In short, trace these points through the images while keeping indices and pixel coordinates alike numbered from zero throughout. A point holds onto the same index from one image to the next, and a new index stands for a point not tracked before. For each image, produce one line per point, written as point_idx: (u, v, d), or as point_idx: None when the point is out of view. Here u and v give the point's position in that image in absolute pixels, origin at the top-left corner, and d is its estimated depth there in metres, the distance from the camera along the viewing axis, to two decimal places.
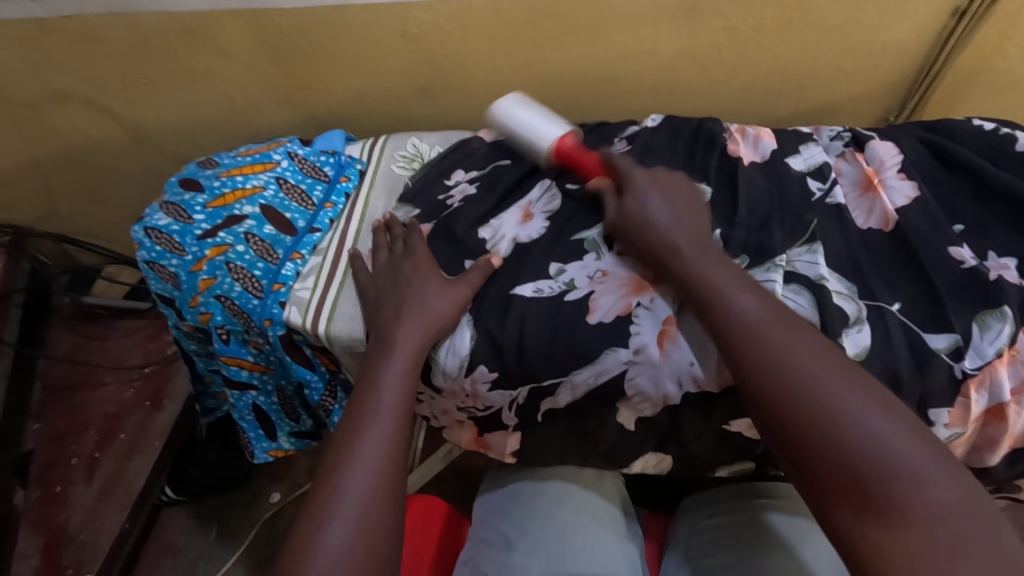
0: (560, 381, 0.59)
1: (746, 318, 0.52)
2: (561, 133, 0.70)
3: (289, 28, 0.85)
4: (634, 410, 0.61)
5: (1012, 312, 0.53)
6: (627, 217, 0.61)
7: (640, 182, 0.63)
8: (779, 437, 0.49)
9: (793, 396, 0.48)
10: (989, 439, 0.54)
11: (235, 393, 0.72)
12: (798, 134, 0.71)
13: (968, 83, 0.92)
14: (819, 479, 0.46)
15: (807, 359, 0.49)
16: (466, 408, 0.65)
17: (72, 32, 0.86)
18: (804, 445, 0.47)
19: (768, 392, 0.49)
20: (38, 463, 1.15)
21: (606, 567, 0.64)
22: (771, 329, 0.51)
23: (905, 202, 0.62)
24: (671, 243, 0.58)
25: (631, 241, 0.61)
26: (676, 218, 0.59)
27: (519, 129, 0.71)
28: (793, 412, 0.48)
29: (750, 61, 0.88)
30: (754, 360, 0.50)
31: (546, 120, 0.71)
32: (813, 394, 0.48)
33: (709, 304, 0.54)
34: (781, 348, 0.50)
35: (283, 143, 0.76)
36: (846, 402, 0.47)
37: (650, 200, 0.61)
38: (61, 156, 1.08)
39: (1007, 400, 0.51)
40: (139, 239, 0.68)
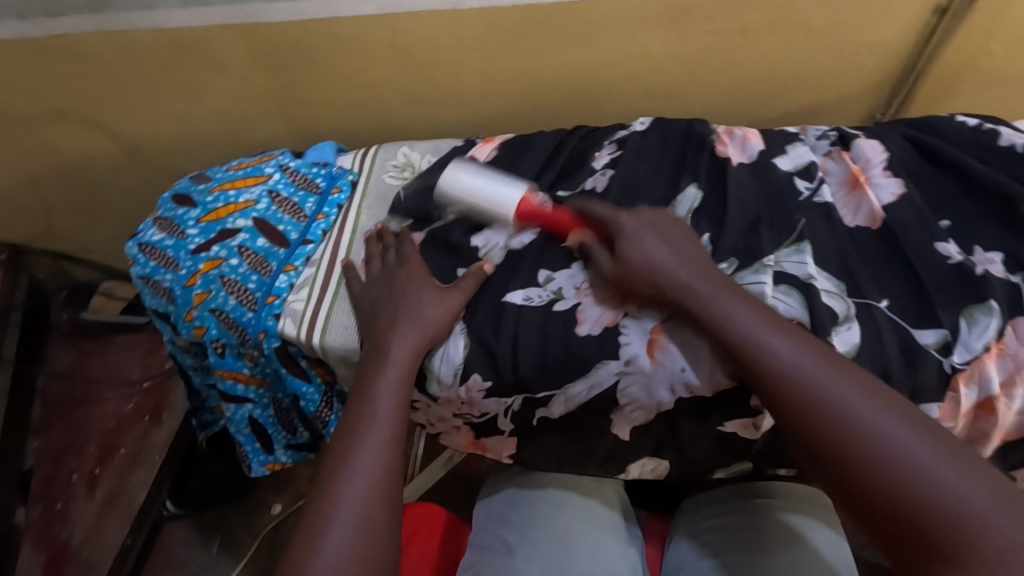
0: (554, 394, 0.60)
1: (782, 361, 0.50)
2: (520, 194, 0.66)
3: (281, 42, 0.86)
4: (629, 419, 0.61)
5: (999, 306, 0.54)
6: (625, 271, 0.58)
7: (632, 229, 0.60)
8: (834, 483, 0.48)
9: (841, 442, 0.47)
10: (981, 433, 0.54)
11: (231, 407, 0.72)
12: (785, 134, 0.72)
13: (953, 79, 0.93)
14: (884, 526, 0.45)
15: (850, 401, 0.48)
16: (462, 415, 0.65)
17: (65, 51, 0.87)
18: (861, 491, 0.46)
19: (817, 440, 0.48)
20: (38, 479, 1.14)
21: (608, 570, 0.65)
22: (809, 370, 0.50)
23: (891, 198, 0.63)
24: (680, 287, 0.56)
25: (637, 290, 0.58)
26: (682, 261, 0.57)
27: (476, 201, 0.67)
28: (844, 460, 0.47)
29: (737, 62, 0.89)
30: (797, 408, 0.49)
31: (500, 185, 0.67)
32: (862, 440, 0.46)
33: (741, 348, 0.52)
34: (822, 392, 0.49)
35: (275, 156, 0.77)
36: (899, 445, 0.46)
37: (648, 245, 0.58)
38: (57, 173, 1.08)
39: (996, 393, 0.52)
40: (133, 255, 0.69)
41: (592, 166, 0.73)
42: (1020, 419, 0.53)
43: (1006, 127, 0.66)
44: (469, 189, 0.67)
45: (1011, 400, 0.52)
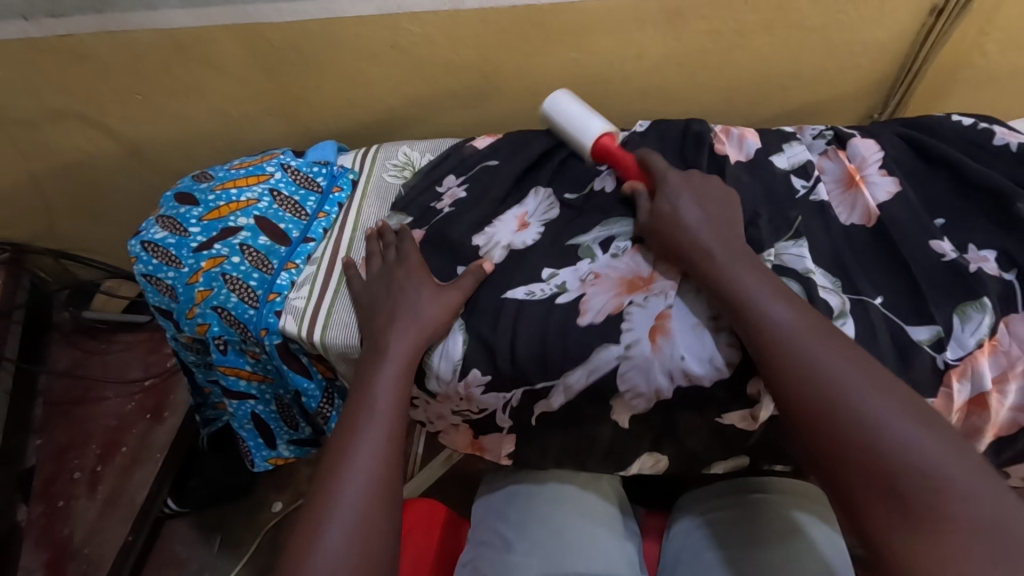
0: (554, 382, 0.60)
1: (780, 327, 0.52)
2: (606, 129, 0.71)
3: (281, 42, 0.86)
4: (629, 406, 0.61)
5: (992, 303, 0.54)
6: (657, 220, 0.62)
7: (674, 185, 0.63)
8: (808, 444, 0.49)
9: (822, 402, 0.48)
10: (973, 428, 0.55)
11: (233, 403, 0.73)
12: (782, 133, 0.72)
13: (948, 79, 0.93)
14: (849, 487, 0.46)
15: (835, 363, 0.49)
16: (461, 412, 0.65)
17: (67, 52, 0.88)
18: (832, 450, 0.47)
19: (798, 397, 0.49)
20: (40, 478, 1.17)
21: (605, 566, 0.65)
22: (805, 337, 0.51)
23: (886, 196, 0.63)
24: (700, 248, 0.58)
25: (661, 243, 0.61)
26: (707, 225, 0.60)
27: (567, 129, 0.72)
28: (822, 419, 0.48)
29: (734, 62, 0.89)
30: (789, 368, 0.50)
31: (594, 118, 0.72)
32: (843, 401, 0.48)
33: (741, 309, 0.54)
34: (811, 353, 0.50)
35: (276, 155, 0.78)
36: (877, 410, 0.47)
37: (683, 203, 0.62)
38: (58, 173, 1.09)
39: (988, 388, 0.52)
40: (136, 253, 0.69)
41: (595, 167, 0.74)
42: (1011, 414, 0.54)
43: (999, 127, 0.66)
44: (562, 115, 0.73)
45: (1003, 395, 0.53)
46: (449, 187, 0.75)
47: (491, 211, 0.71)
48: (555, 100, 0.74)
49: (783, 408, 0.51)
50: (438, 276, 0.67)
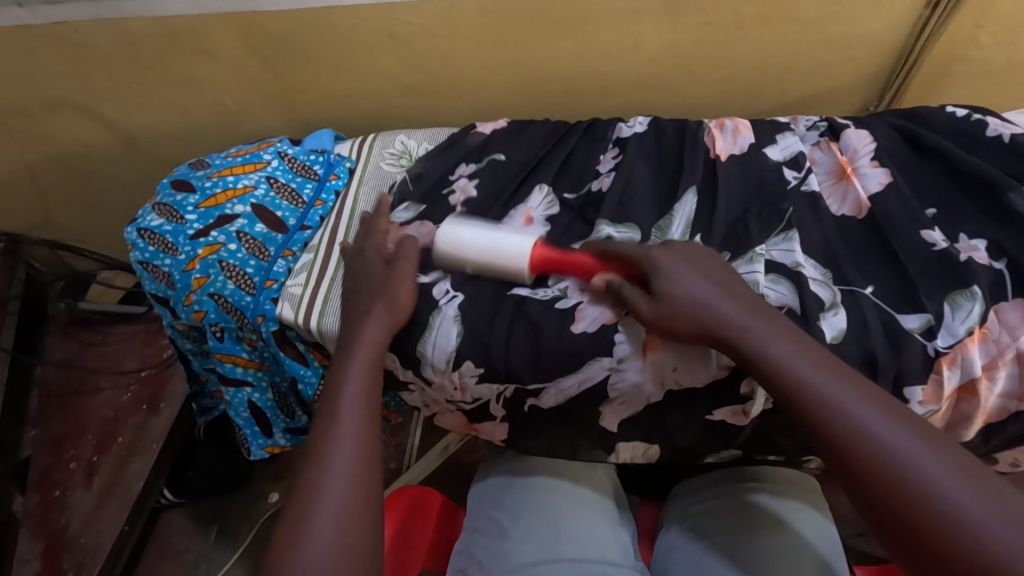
0: (546, 385, 0.61)
1: (825, 402, 0.48)
2: (530, 242, 0.62)
3: (277, 31, 0.86)
4: (616, 412, 0.63)
5: (982, 291, 0.55)
6: (664, 310, 0.54)
7: (667, 263, 0.55)
8: (902, 546, 0.44)
9: (907, 502, 0.43)
10: (962, 415, 0.56)
11: (230, 390, 0.73)
12: (775, 125, 0.73)
13: (943, 72, 0.94)
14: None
15: (924, 461, 0.44)
16: (454, 401, 0.66)
17: (62, 39, 0.87)
18: (935, 559, 0.42)
19: (881, 496, 0.44)
20: (38, 468, 1.17)
21: (597, 553, 0.66)
22: (860, 415, 0.46)
23: (878, 187, 0.64)
24: (726, 325, 0.52)
25: (674, 329, 0.54)
26: (727, 299, 0.53)
27: (485, 259, 0.62)
28: (915, 526, 0.43)
29: (731, 54, 0.90)
30: (848, 452, 0.46)
31: (507, 236, 0.63)
32: (932, 502, 0.43)
33: (802, 399, 0.49)
34: (890, 447, 0.45)
35: (274, 143, 0.78)
36: (975, 510, 0.42)
37: (689, 280, 0.54)
38: (52, 163, 1.09)
39: (978, 375, 0.53)
40: (133, 240, 0.69)
41: (597, 169, 0.73)
42: (1000, 401, 0.55)
43: (993, 118, 0.67)
44: (470, 245, 0.63)
45: (992, 382, 0.54)
46: (460, 179, 0.74)
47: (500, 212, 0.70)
48: (452, 236, 0.64)
49: (864, 506, 0.46)
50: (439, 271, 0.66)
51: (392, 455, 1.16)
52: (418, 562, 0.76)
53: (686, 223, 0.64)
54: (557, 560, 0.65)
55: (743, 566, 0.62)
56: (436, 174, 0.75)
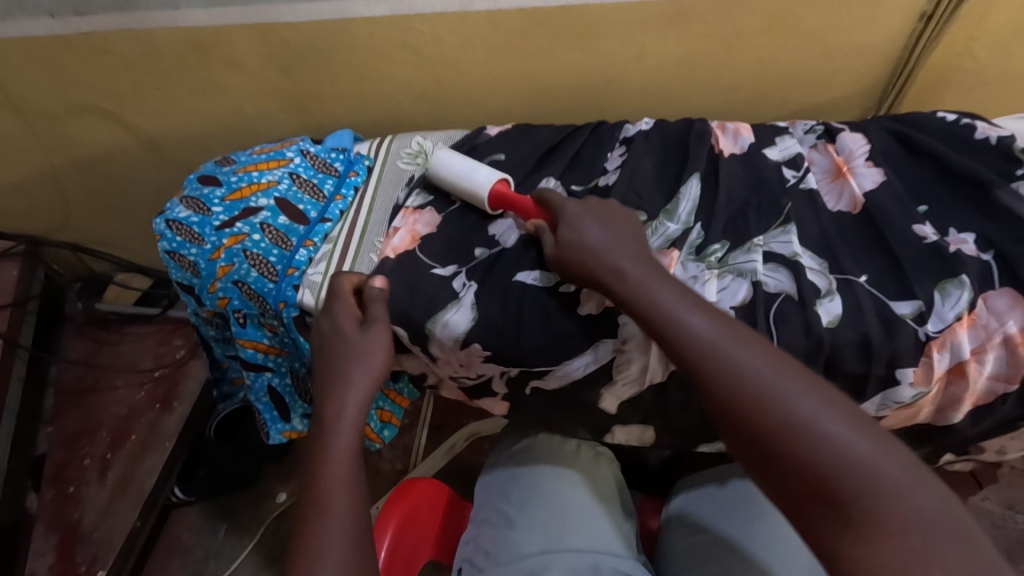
0: (552, 367, 0.65)
1: (700, 338, 0.51)
2: (496, 177, 0.71)
3: (297, 41, 0.90)
4: (618, 393, 0.67)
5: (970, 280, 0.58)
6: (563, 253, 0.60)
7: (571, 214, 0.62)
8: (756, 458, 0.48)
9: (758, 414, 0.47)
10: (953, 397, 0.60)
11: (251, 374, 0.76)
12: (775, 128, 0.76)
13: (939, 82, 0.97)
14: (802, 501, 0.46)
15: (780, 383, 0.48)
16: (458, 377, 0.70)
17: (92, 48, 0.91)
18: (781, 466, 0.46)
19: (736, 412, 0.49)
20: (52, 464, 1.20)
21: (602, 545, 0.68)
22: (725, 347, 0.51)
23: (872, 186, 0.67)
24: (610, 269, 0.58)
25: (571, 270, 0.60)
26: (615, 246, 0.59)
27: (459, 185, 0.72)
28: (775, 444, 0.46)
29: (731, 64, 0.93)
30: (716, 380, 0.50)
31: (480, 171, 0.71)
32: (777, 412, 0.47)
33: (669, 331, 0.53)
34: (742, 369, 0.49)
35: (296, 142, 0.82)
36: (813, 417, 0.46)
37: (586, 227, 0.61)
38: (76, 166, 1.13)
39: (966, 358, 0.57)
40: (161, 231, 0.73)
41: (605, 166, 0.76)
42: (988, 382, 0.59)
43: (982, 122, 0.70)
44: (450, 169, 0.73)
45: (981, 364, 0.57)
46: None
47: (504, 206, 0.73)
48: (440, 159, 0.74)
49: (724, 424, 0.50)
50: (456, 262, 0.69)
51: (399, 455, 1.18)
52: (424, 554, 0.80)
53: (692, 206, 0.67)
54: (562, 550, 0.66)
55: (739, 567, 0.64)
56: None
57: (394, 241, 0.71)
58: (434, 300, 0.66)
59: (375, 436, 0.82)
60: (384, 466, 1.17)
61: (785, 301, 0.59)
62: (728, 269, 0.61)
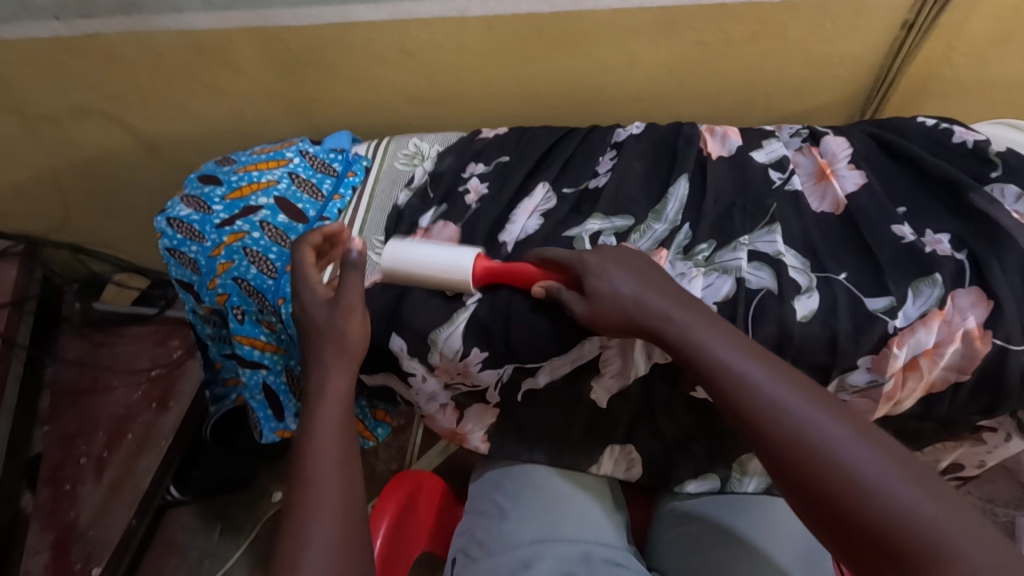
0: (542, 363, 0.68)
1: (755, 389, 0.52)
2: (470, 257, 0.65)
3: (296, 45, 0.92)
4: (605, 387, 0.70)
5: (942, 278, 0.60)
6: (594, 308, 0.59)
7: (597, 264, 0.61)
8: (814, 512, 0.48)
9: (819, 471, 0.48)
10: (908, 389, 0.62)
11: (247, 371, 0.77)
12: (761, 132, 0.79)
13: (921, 90, 1.00)
14: (863, 554, 0.46)
15: (839, 438, 0.48)
16: (455, 386, 0.72)
17: (94, 50, 0.93)
18: (843, 521, 0.47)
19: (794, 465, 0.49)
20: (48, 464, 1.20)
21: (596, 536, 0.69)
22: (782, 399, 0.51)
23: (854, 187, 0.69)
24: (653, 316, 0.57)
25: (606, 323, 0.59)
26: (652, 292, 0.58)
27: (433, 275, 0.66)
28: (837, 500, 0.47)
29: (722, 70, 0.96)
30: (774, 434, 0.50)
31: (448, 252, 0.66)
32: (840, 468, 0.47)
33: (721, 381, 0.53)
34: (803, 423, 0.49)
35: (295, 143, 0.84)
36: (872, 472, 0.46)
37: (615, 278, 0.60)
38: (76, 168, 1.14)
39: (922, 353, 0.59)
40: (162, 229, 0.75)
41: (596, 169, 0.78)
42: (942, 373, 0.61)
43: (959, 127, 0.72)
44: (415, 264, 0.66)
45: (938, 356, 0.60)
46: (472, 179, 0.79)
47: (505, 208, 0.75)
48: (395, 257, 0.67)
49: (781, 477, 0.50)
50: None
51: (394, 455, 1.19)
52: (419, 547, 0.81)
53: (679, 206, 0.70)
54: (555, 540, 0.67)
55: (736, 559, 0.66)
56: (445, 173, 0.80)
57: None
58: (442, 305, 0.67)
59: (370, 436, 0.86)
60: (380, 466, 1.18)
61: (765, 296, 0.61)
62: (715, 267, 0.63)
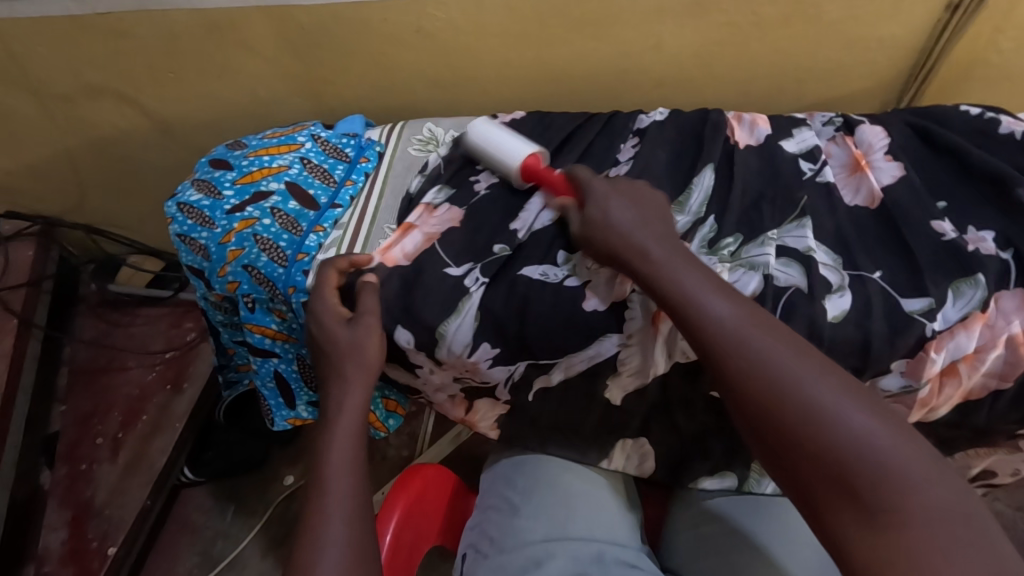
0: (556, 360, 0.66)
1: (721, 319, 0.50)
2: (529, 151, 0.70)
3: (310, 24, 0.90)
4: (621, 385, 0.68)
5: (986, 280, 0.57)
6: (588, 229, 0.60)
7: (601, 191, 0.62)
8: (768, 443, 0.47)
9: (774, 399, 0.46)
10: (944, 396, 0.59)
11: (258, 360, 0.76)
12: (792, 120, 0.75)
13: (963, 76, 0.95)
14: (813, 487, 0.44)
15: (799, 369, 0.47)
16: (463, 379, 0.70)
17: (106, 28, 0.91)
18: (794, 450, 0.45)
19: (752, 394, 0.48)
20: (65, 442, 1.21)
21: (607, 535, 0.67)
22: (746, 328, 0.50)
23: (891, 180, 0.66)
24: (632, 245, 0.57)
25: (594, 246, 0.60)
26: (638, 224, 0.58)
27: (491, 153, 0.72)
28: (789, 428, 0.45)
29: (752, 53, 0.91)
30: (733, 362, 0.49)
31: (517, 141, 0.72)
32: (796, 396, 0.46)
33: (687, 313, 0.52)
34: (764, 352, 0.48)
35: (307, 126, 0.82)
36: (833, 404, 0.45)
37: (612, 206, 0.60)
38: (91, 148, 1.14)
39: (961, 358, 0.57)
40: (173, 214, 0.74)
41: (617, 157, 0.75)
42: (981, 379, 0.58)
43: (1007, 116, 0.68)
44: (487, 140, 0.73)
45: (979, 361, 0.57)
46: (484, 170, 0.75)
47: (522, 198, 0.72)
48: (478, 127, 0.74)
49: (739, 409, 0.49)
50: (471, 261, 0.67)
51: (405, 442, 1.19)
52: (430, 539, 0.80)
53: (704, 197, 0.67)
54: (566, 538, 0.66)
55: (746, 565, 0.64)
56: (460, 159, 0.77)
57: (410, 244, 0.69)
58: (451, 296, 0.65)
59: (381, 426, 0.85)
60: (390, 453, 1.18)
61: (794, 294, 0.58)
62: (740, 263, 0.60)
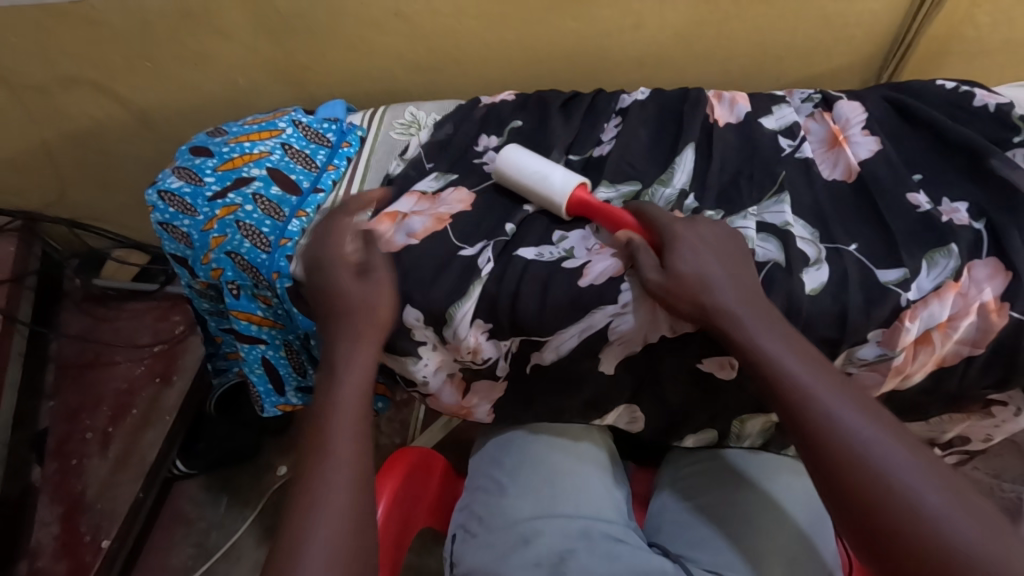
0: (547, 339, 0.65)
1: (794, 376, 0.53)
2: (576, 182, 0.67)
3: (287, 10, 0.89)
4: (614, 353, 0.66)
5: (958, 249, 0.58)
6: (673, 282, 0.57)
7: (683, 241, 0.59)
8: (858, 532, 0.49)
9: (843, 458, 0.49)
10: (919, 363, 0.60)
11: (244, 346, 0.76)
12: (772, 96, 0.75)
13: (940, 51, 0.96)
14: (876, 543, 0.48)
15: (867, 431, 0.50)
16: (462, 363, 0.69)
17: (80, 17, 0.90)
18: (895, 554, 0.47)
19: (822, 453, 0.50)
20: (54, 438, 1.20)
21: (594, 511, 0.68)
22: (819, 388, 0.52)
23: (868, 154, 0.67)
24: (720, 304, 0.56)
25: (679, 303, 0.57)
26: (728, 279, 0.57)
27: (529, 187, 0.68)
28: (854, 484, 0.49)
29: (731, 33, 0.92)
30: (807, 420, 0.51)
31: (559, 172, 0.68)
32: (863, 456, 0.49)
33: (758, 361, 0.54)
34: (834, 413, 0.51)
35: (288, 112, 0.81)
36: (893, 463, 0.48)
37: (698, 259, 0.57)
38: (68, 141, 1.12)
39: (934, 327, 0.58)
40: (154, 202, 0.73)
41: (600, 137, 0.75)
42: (955, 346, 0.59)
43: (981, 90, 0.69)
44: (522, 171, 0.69)
45: (951, 330, 0.58)
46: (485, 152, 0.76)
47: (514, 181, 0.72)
48: (508, 157, 0.70)
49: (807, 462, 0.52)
50: (483, 239, 0.67)
51: (396, 429, 1.20)
52: (420, 520, 0.81)
53: (689, 176, 0.67)
54: (551, 517, 0.67)
55: (729, 539, 0.65)
56: (442, 141, 0.78)
57: (416, 227, 0.68)
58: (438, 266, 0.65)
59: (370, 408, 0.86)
60: (383, 440, 1.19)
61: (773, 269, 0.59)
62: None
